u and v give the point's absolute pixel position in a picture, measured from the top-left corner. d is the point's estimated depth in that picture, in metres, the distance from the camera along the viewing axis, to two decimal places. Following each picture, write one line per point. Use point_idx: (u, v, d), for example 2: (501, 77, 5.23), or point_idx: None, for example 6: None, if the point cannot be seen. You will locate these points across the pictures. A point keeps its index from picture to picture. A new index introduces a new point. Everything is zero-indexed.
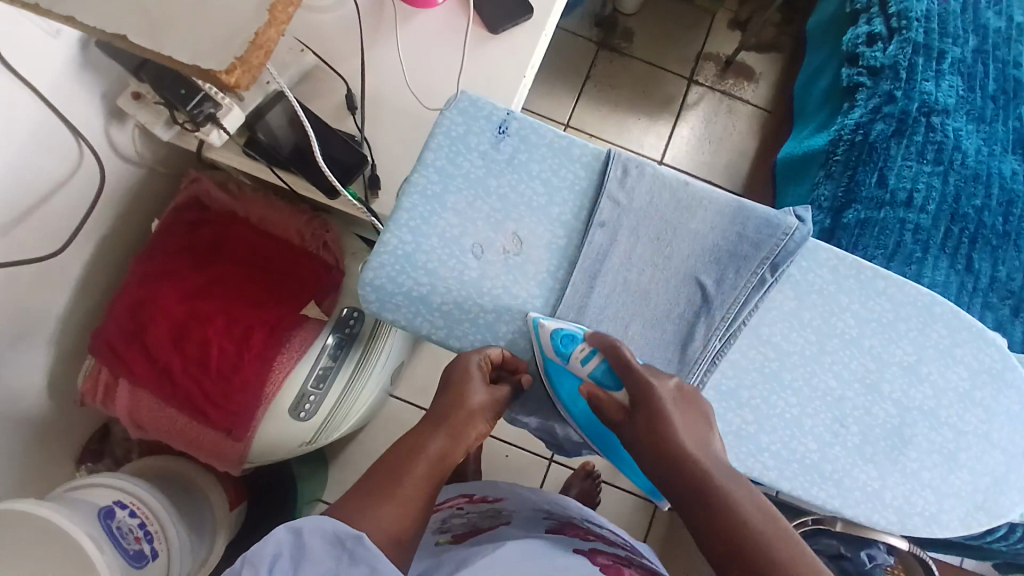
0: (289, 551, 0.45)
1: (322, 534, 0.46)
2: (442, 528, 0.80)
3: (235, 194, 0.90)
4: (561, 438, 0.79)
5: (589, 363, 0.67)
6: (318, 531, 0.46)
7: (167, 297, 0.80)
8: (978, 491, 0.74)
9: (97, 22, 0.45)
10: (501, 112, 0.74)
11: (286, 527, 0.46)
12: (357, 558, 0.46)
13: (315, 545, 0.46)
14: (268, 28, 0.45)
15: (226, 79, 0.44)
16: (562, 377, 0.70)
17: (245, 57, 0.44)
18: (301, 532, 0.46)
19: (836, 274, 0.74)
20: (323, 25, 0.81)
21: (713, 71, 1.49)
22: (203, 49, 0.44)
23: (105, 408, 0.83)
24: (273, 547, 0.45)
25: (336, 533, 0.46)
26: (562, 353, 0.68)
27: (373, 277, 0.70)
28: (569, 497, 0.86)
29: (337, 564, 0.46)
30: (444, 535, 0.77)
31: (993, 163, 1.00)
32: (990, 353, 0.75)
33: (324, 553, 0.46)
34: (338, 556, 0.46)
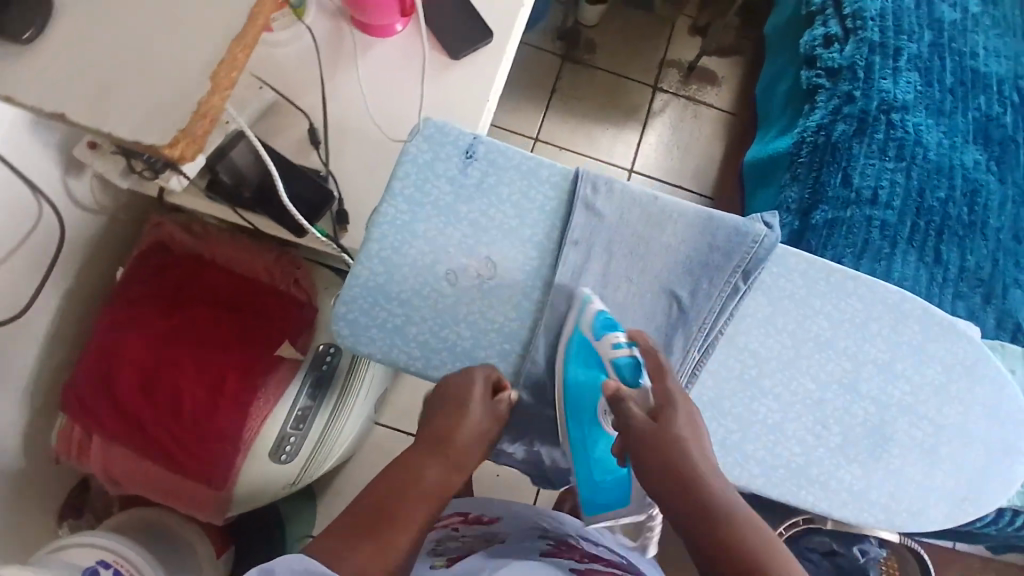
0: None
1: (293, 570, 0.45)
2: (436, 550, 0.77)
3: (200, 236, 0.87)
4: (548, 465, 0.80)
5: (617, 350, 0.67)
6: (288, 568, 0.45)
7: (136, 348, 0.78)
8: (961, 483, 0.75)
9: (37, 100, 0.44)
10: (467, 137, 0.73)
11: (253, 569, 0.45)
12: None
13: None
14: (210, 97, 0.44)
15: (171, 152, 0.44)
16: (585, 347, 0.70)
17: (187, 129, 0.44)
18: (271, 571, 0.44)
19: (807, 278, 0.74)
20: (280, 60, 0.80)
21: (677, 77, 1.51)
22: (145, 121, 0.43)
23: (80, 463, 0.82)
24: None
25: (306, 567, 0.45)
26: (597, 331, 0.68)
27: (347, 312, 0.70)
28: (567, 514, 0.84)
29: None
30: (438, 559, 0.74)
31: (955, 155, 1.02)
32: (963, 347, 0.76)
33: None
34: None
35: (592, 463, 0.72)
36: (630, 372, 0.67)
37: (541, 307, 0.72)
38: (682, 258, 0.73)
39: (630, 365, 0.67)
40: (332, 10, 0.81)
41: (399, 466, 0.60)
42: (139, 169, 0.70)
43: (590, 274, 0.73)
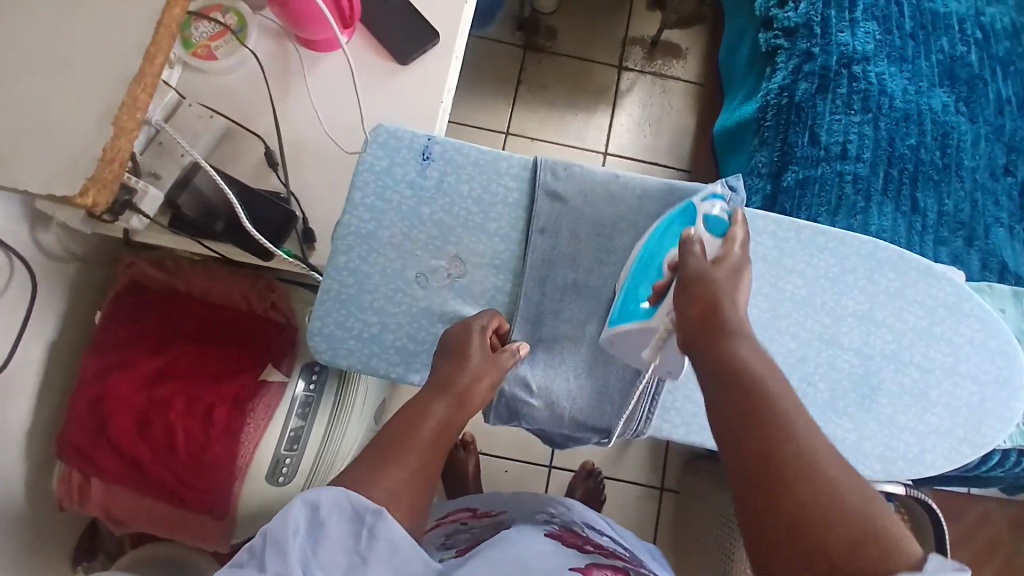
0: (307, 527, 0.44)
1: (341, 510, 0.46)
2: (446, 545, 0.78)
3: (173, 271, 0.87)
4: (550, 433, 0.72)
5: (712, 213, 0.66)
6: (336, 506, 0.46)
7: (123, 388, 0.78)
8: (956, 426, 0.74)
9: (42, 187, 0.52)
10: (421, 139, 0.73)
11: (303, 501, 0.45)
12: (377, 535, 0.45)
13: (334, 519, 0.45)
14: (118, 140, 0.53)
15: (85, 200, 0.52)
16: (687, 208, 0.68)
17: None
18: (319, 508, 0.45)
19: (777, 239, 0.74)
20: (229, 84, 0.80)
21: (641, 54, 1.49)
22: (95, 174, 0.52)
23: (83, 507, 0.82)
24: (293, 525, 0.44)
25: (354, 508, 0.46)
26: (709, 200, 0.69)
27: (321, 326, 0.70)
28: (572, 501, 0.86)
29: (357, 540, 0.45)
30: (448, 551, 0.75)
31: (922, 99, 1.01)
32: (943, 289, 0.75)
33: (343, 528, 0.45)
34: (357, 533, 0.45)
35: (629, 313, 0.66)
36: (719, 228, 0.64)
37: (514, 302, 0.72)
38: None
39: (723, 226, 0.64)
40: (274, 30, 0.81)
41: None
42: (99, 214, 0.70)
43: (562, 262, 0.72)
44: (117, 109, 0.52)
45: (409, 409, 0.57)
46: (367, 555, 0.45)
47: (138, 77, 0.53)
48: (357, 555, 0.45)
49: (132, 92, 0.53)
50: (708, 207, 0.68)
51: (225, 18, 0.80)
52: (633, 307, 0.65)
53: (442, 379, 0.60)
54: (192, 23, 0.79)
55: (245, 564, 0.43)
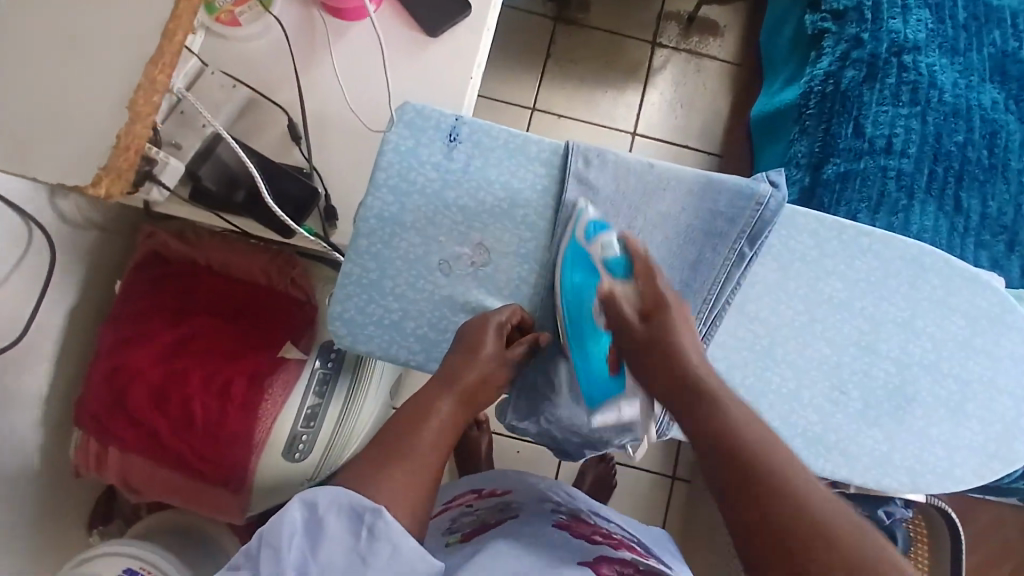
0: (304, 527, 0.44)
1: (339, 508, 0.44)
2: (452, 529, 0.78)
3: (193, 242, 0.86)
4: (564, 437, 0.74)
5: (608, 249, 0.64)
6: (334, 505, 0.44)
7: (141, 360, 0.78)
8: (989, 440, 0.72)
9: (49, 176, 0.61)
10: (449, 119, 0.70)
11: (300, 501, 0.44)
12: (378, 535, 0.44)
13: (332, 519, 0.44)
14: (135, 127, 0.54)
15: (100, 189, 0.56)
16: (580, 249, 0.67)
17: None
18: (316, 507, 0.44)
19: (817, 238, 0.70)
20: (253, 54, 0.77)
21: (676, 30, 1.44)
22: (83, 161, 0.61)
23: (101, 474, 0.83)
24: (289, 525, 0.43)
25: (353, 506, 0.45)
26: (590, 234, 0.66)
27: (341, 311, 0.68)
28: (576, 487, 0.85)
29: (357, 540, 0.44)
30: (454, 536, 0.75)
31: (973, 94, 0.96)
32: (987, 298, 0.72)
33: (343, 528, 0.44)
34: (357, 533, 0.44)
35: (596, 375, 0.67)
36: (621, 271, 0.64)
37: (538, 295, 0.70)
38: (685, 229, 0.70)
39: (624, 268, 0.64)
40: None
41: None
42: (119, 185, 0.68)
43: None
44: (136, 95, 0.54)
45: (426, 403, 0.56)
46: (368, 554, 0.43)
47: (155, 58, 0.55)
48: (357, 555, 0.43)
49: None
50: (598, 243, 0.65)
51: None
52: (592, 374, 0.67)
53: (461, 374, 0.59)
54: None
55: (242, 567, 0.43)
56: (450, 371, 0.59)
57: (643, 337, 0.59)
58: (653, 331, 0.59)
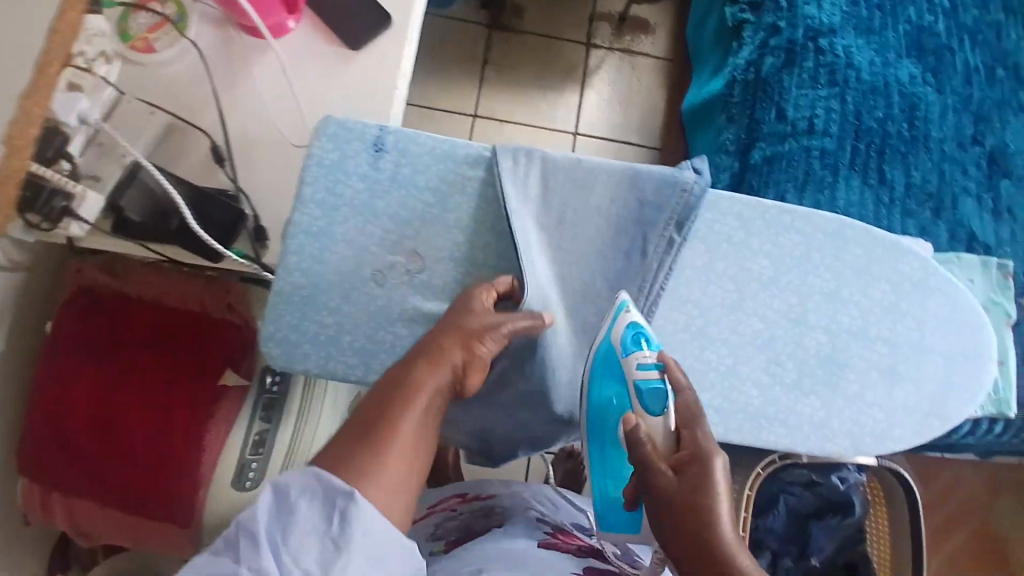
0: (279, 515, 0.44)
1: (312, 493, 0.45)
2: (436, 536, 0.78)
3: (120, 275, 0.84)
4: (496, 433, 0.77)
5: (641, 371, 0.63)
6: (306, 491, 0.45)
7: (78, 400, 0.76)
8: (924, 399, 0.74)
9: None
10: (373, 129, 0.70)
11: (274, 488, 0.45)
12: (350, 518, 0.44)
13: (304, 505, 0.44)
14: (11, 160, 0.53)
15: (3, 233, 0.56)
16: (612, 356, 0.67)
17: None
18: (290, 492, 0.45)
19: (743, 220, 0.72)
20: (170, 78, 0.76)
21: (609, 31, 1.46)
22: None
23: (51, 520, 0.81)
24: (263, 512, 0.44)
25: (326, 491, 0.45)
26: (625, 349, 0.65)
27: (274, 331, 0.67)
28: (557, 495, 0.85)
29: (330, 524, 0.44)
30: (438, 544, 0.76)
31: (889, 71, 1.00)
32: (909, 263, 0.74)
33: (315, 513, 0.44)
34: (329, 517, 0.44)
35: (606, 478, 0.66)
36: (656, 402, 0.60)
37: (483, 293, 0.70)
38: (614, 218, 0.71)
39: (660, 402, 0.60)
40: (216, 19, 0.77)
41: None
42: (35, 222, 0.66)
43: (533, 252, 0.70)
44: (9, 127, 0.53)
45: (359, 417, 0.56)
46: (341, 537, 0.43)
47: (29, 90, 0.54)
48: (330, 540, 0.43)
49: None
50: (634, 358, 0.64)
51: (164, 8, 0.75)
52: (611, 496, 0.65)
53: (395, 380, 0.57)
54: (130, 14, 0.74)
55: (222, 552, 0.43)
56: (403, 383, 0.56)
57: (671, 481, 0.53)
58: (683, 501, 0.51)
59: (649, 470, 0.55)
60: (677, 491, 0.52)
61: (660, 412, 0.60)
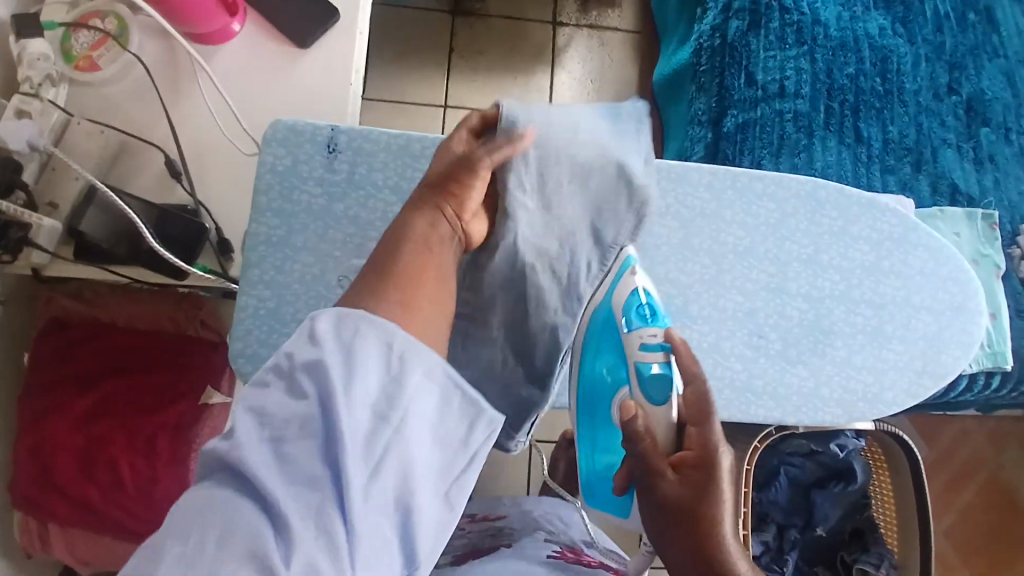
0: (322, 359, 0.36)
1: (362, 329, 0.38)
2: (444, 552, 0.78)
3: (92, 301, 0.81)
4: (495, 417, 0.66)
5: (645, 351, 0.58)
6: (353, 329, 0.37)
7: (59, 432, 0.75)
8: (914, 358, 0.73)
9: None
10: (324, 130, 0.68)
11: (311, 322, 0.37)
12: (405, 362, 0.38)
13: (370, 345, 0.37)
14: None
15: None
16: (612, 326, 0.62)
17: None
18: (334, 333, 0.37)
19: (713, 190, 0.71)
20: (117, 96, 0.74)
21: (574, 7, 1.43)
22: None
23: (46, 554, 0.79)
24: (306, 361, 0.35)
25: (377, 330, 0.38)
26: (628, 321, 0.60)
27: (242, 347, 0.64)
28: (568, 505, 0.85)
29: (385, 368, 0.37)
30: (444, 560, 0.75)
31: (857, 26, 0.98)
32: (888, 220, 0.74)
33: (367, 354, 0.37)
34: (382, 360, 0.37)
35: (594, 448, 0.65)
36: (660, 393, 0.55)
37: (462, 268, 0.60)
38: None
39: (662, 393, 0.55)
40: (159, 30, 0.75)
41: None
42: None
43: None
44: None
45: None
46: (400, 378, 0.37)
47: None
48: (389, 381, 0.37)
49: None
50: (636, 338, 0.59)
51: (105, 24, 0.74)
52: (599, 470, 0.64)
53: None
54: (71, 34, 0.73)
55: (272, 386, 0.36)
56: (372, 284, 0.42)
57: (678, 502, 0.48)
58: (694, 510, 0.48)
59: (653, 475, 0.50)
60: (684, 496, 0.48)
61: (663, 402, 0.54)
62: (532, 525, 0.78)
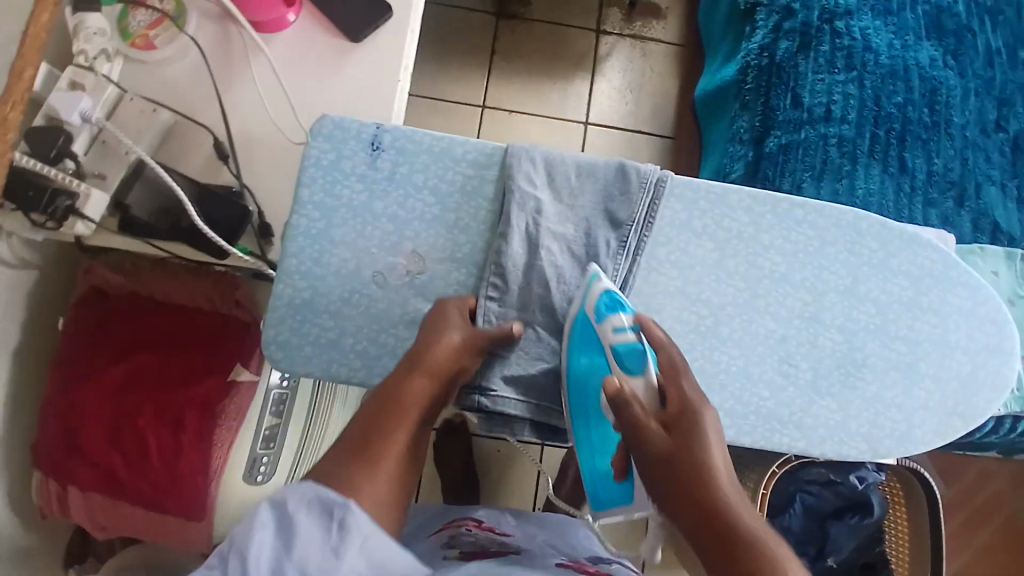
0: (273, 529, 0.40)
1: (310, 504, 0.42)
2: (450, 547, 0.76)
3: (132, 273, 0.83)
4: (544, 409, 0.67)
5: (618, 335, 0.61)
6: (305, 502, 0.42)
7: (90, 400, 0.77)
8: (946, 398, 0.71)
9: None
10: (369, 128, 0.68)
11: (269, 501, 0.42)
12: (348, 528, 0.41)
13: (304, 517, 0.41)
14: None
15: None
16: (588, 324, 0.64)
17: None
18: (286, 505, 0.41)
19: (752, 214, 0.70)
20: (170, 76, 0.76)
21: (619, 16, 1.43)
22: None
23: (64, 516, 0.81)
24: (257, 530, 0.40)
25: (323, 502, 0.42)
26: (599, 313, 0.63)
27: (275, 335, 0.65)
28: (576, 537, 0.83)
29: (328, 536, 0.41)
30: (452, 551, 0.74)
31: (908, 54, 0.97)
32: (927, 256, 0.72)
33: (312, 524, 0.41)
34: (327, 528, 0.41)
35: (592, 448, 0.67)
36: (639, 362, 0.61)
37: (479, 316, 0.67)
38: (586, 215, 0.68)
39: (640, 360, 0.61)
40: (216, 15, 0.77)
41: None
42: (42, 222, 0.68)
43: (545, 248, 0.67)
44: None
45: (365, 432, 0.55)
46: (340, 549, 0.40)
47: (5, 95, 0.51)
48: (330, 550, 0.40)
49: None
50: (611, 324, 0.62)
51: (162, 4, 0.76)
52: (599, 471, 0.67)
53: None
54: (129, 11, 0.74)
55: (214, 568, 0.39)
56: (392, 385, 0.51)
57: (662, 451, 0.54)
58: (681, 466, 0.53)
59: (640, 431, 0.56)
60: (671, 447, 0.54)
61: (641, 374, 0.60)
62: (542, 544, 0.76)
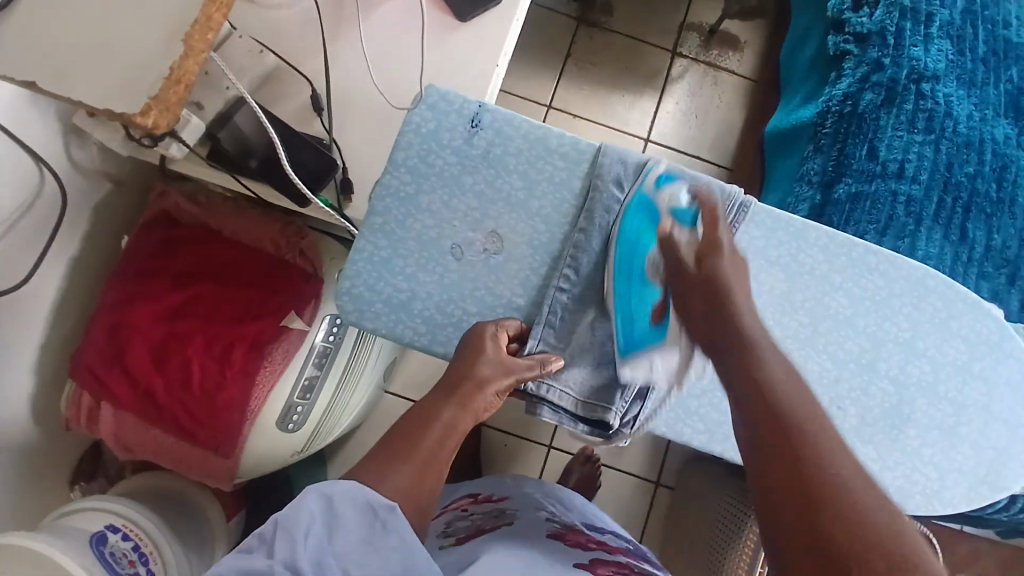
0: (322, 518, 0.43)
1: (356, 503, 0.44)
2: (447, 532, 0.73)
3: (203, 206, 0.86)
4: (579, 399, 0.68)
5: (674, 205, 0.66)
6: (351, 499, 0.44)
7: (142, 320, 0.78)
8: (980, 465, 0.72)
9: (98, 98, 0.48)
10: (472, 105, 0.69)
11: (318, 493, 0.44)
12: (390, 528, 0.44)
13: (350, 513, 0.44)
14: (185, 61, 0.49)
15: (142, 120, 0.49)
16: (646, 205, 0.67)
17: (158, 95, 0.49)
18: (334, 498, 0.44)
19: (827, 253, 0.71)
20: (279, 21, 0.77)
21: (697, 41, 1.44)
22: (111, 91, 0.48)
23: (90, 431, 0.81)
24: (307, 515, 0.42)
25: (369, 501, 0.44)
26: (658, 185, 0.68)
27: (350, 288, 0.68)
28: (573, 494, 0.80)
29: (371, 533, 0.44)
30: (449, 539, 0.71)
31: (985, 128, 0.97)
32: (987, 325, 0.73)
33: (355, 522, 0.44)
34: (370, 525, 0.44)
35: (631, 329, 0.66)
36: (687, 218, 0.65)
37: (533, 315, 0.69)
38: None
39: (691, 215, 0.65)
40: None
41: (424, 405, 0.58)
42: (138, 136, 0.68)
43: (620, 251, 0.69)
44: (190, 27, 0.49)
45: (433, 404, 0.57)
46: (378, 547, 0.43)
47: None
48: (369, 547, 0.43)
49: (206, 11, 0.49)
50: (666, 195, 0.67)
51: None
52: (633, 333, 0.66)
53: (461, 382, 0.59)
54: None
55: (254, 550, 0.41)
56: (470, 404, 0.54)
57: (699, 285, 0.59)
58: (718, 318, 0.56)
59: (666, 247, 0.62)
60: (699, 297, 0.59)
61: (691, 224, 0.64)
62: (537, 507, 0.74)
